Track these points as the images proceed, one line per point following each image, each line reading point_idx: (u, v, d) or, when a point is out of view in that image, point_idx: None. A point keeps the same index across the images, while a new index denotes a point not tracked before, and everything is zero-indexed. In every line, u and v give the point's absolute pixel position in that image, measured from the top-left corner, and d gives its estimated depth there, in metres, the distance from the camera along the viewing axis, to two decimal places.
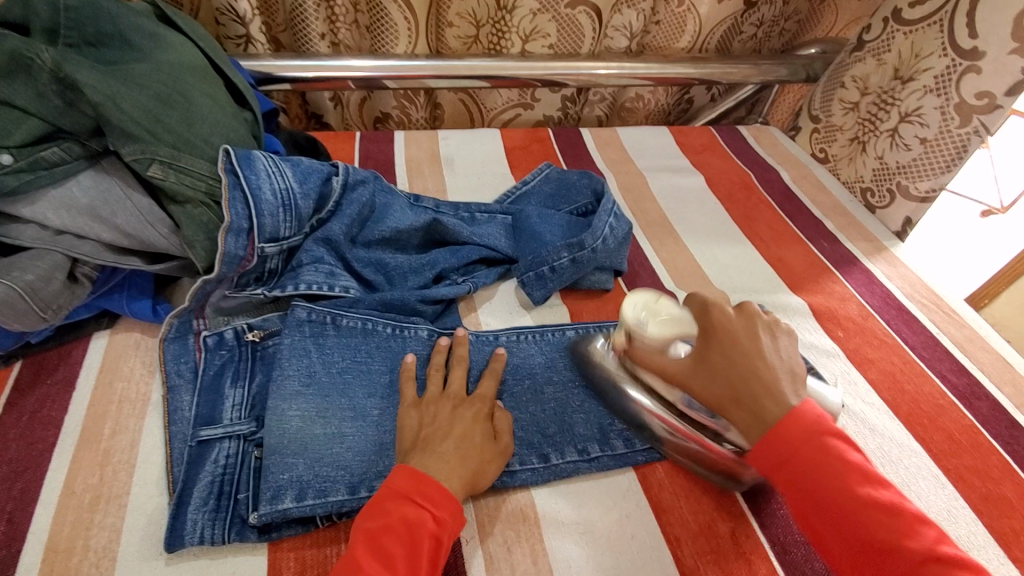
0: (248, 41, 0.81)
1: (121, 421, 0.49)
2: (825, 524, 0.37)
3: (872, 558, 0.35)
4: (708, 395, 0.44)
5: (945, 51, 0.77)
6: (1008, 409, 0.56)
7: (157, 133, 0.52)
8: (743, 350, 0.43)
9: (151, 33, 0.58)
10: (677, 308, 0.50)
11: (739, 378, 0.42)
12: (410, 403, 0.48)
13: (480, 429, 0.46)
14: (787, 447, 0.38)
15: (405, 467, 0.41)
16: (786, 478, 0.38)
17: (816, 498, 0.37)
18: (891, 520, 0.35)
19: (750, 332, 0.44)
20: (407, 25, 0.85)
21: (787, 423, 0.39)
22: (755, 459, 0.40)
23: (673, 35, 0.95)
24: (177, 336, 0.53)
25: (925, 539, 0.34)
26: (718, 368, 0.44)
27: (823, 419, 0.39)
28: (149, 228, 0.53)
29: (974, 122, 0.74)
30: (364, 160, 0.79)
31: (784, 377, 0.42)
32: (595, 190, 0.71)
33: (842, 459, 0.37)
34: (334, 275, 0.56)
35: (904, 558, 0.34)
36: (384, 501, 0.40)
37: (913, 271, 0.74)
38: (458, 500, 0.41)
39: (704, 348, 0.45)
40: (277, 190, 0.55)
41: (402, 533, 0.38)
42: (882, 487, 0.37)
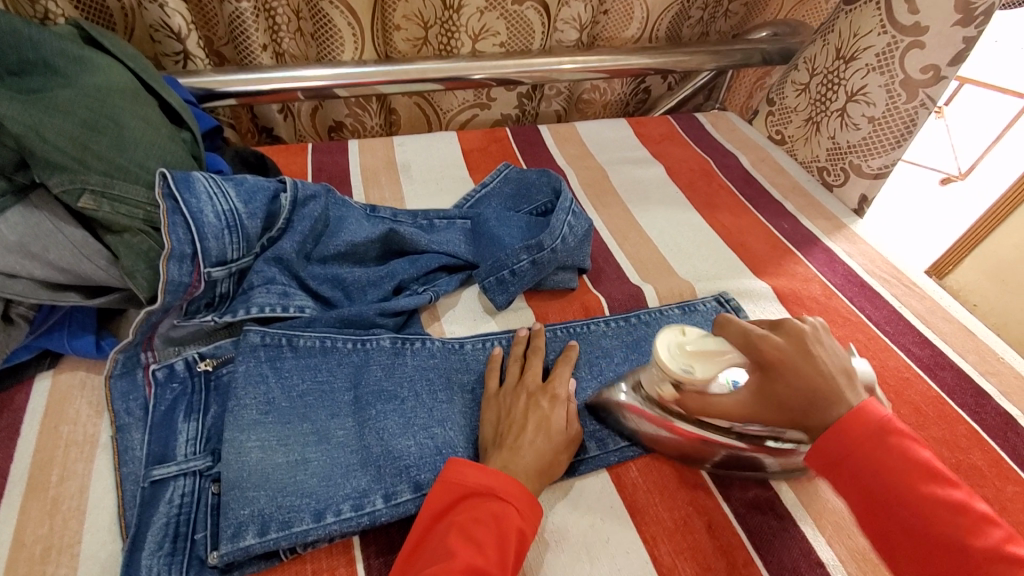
0: (186, 57, 0.78)
1: (69, 465, 0.47)
2: (888, 523, 0.36)
3: (936, 558, 0.34)
4: (779, 423, 0.41)
5: (884, 28, 0.78)
6: (973, 377, 0.57)
7: (86, 161, 0.49)
8: (806, 378, 0.40)
9: (76, 56, 0.55)
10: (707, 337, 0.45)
11: (810, 409, 0.39)
12: (490, 395, 0.51)
13: (557, 420, 0.48)
14: (849, 444, 0.38)
15: (476, 461, 0.43)
16: (847, 476, 0.38)
17: (877, 495, 0.36)
18: (957, 519, 0.34)
19: (803, 351, 0.41)
20: (352, 31, 0.83)
21: (852, 419, 0.38)
22: (813, 459, 0.39)
23: (623, 24, 0.94)
24: (124, 372, 0.51)
25: (993, 540, 0.34)
26: (787, 401, 0.40)
27: (890, 415, 0.38)
28: (85, 261, 0.50)
29: (920, 95, 0.74)
30: (318, 172, 0.77)
31: (847, 387, 0.40)
32: (554, 188, 0.70)
33: (909, 456, 0.37)
34: (288, 295, 0.54)
35: (973, 557, 0.33)
36: (466, 498, 0.41)
37: (873, 247, 0.75)
38: (536, 494, 0.43)
39: (765, 381, 0.42)
40: (220, 212, 0.52)
41: (492, 524, 0.39)
42: (950, 485, 0.36)
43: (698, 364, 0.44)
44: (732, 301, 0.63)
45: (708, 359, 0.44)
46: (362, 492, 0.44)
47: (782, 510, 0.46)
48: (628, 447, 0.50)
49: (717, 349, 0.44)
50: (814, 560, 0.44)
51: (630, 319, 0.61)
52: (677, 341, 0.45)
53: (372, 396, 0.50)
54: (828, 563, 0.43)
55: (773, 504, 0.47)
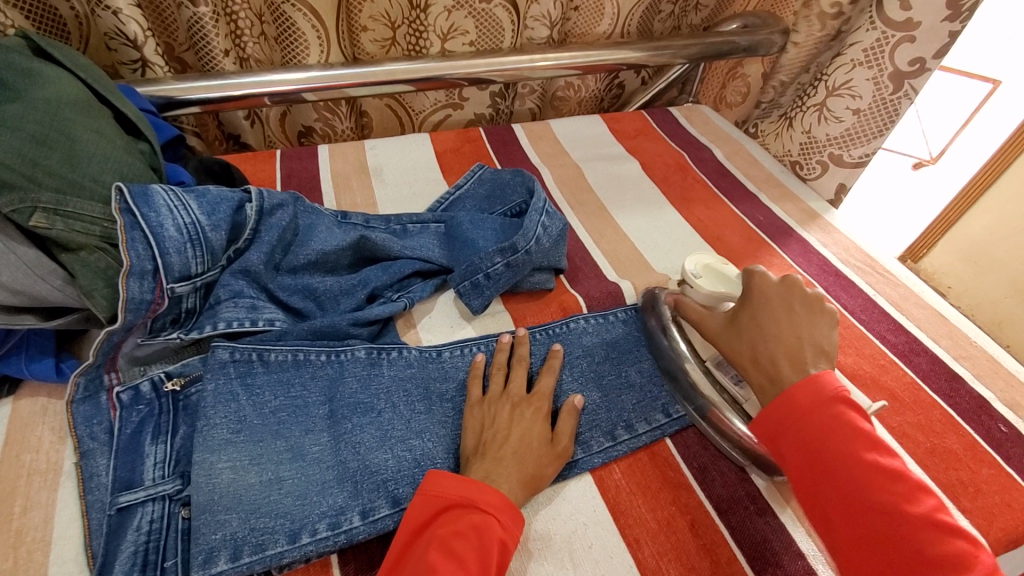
0: (144, 65, 0.75)
1: (32, 496, 0.45)
2: (824, 488, 0.37)
3: (865, 521, 0.36)
4: (730, 351, 0.49)
5: (874, 24, 0.77)
6: (947, 361, 0.58)
7: (37, 178, 0.47)
8: (773, 321, 0.47)
9: (24, 69, 0.52)
10: (728, 275, 0.56)
11: (757, 337, 0.46)
12: (472, 402, 0.50)
13: (537, 429, 0.47)
14: (795, 410, 0.40)
15: (455, 472, 0.42)
16: (789, 443, 0.40)
17: (814, 461, 0.38)
18: (890, 485, 0.36)
19: (786, 303, 0.48)
20: (317, 35, 0.81)
21: (802, 389, 0.40)
22: (759, 425, 0.42)
23: (593, 19, 0.94)
24: (86, 396, 0.49)
25: (924, 506, 0.35)
26: (744, 329, 0.48)
27: (841, 390, 0.40)
28: (39, 282, 0.47)
29: (904, 86, 0.75)
30: (287, 179, 0.75)
31: (809, 351, 0.44)
32: (527, 188, 0.69)
33: (851, 426, 0.38)
34: (256, 308, 0.53)
35: (903, 519, 0.35)
36: (449, 511, 0.40)
37: (847, 235, 0.75)
38: (517, 505, 0.42)
39: (739, 312, 0.50)
40: (182, 225, 0.51)
41: (473, 538, 0.38)
42: (891, 457, 0.37)
43: (705, 280, 0.57)
44: None
45: (715, 282, 0.56)
46: (339, 510, 0.43)
47: (763, 503, 0.47)
48: (612, 448, 0.50)
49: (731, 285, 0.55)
50: (795, 552, 0.44)
51: (608, 318, 0.60)
52: (704, 263, 0.58)
53: (348, 409, 0.49)
54: (809, 554, 0.44)
55: (754, 498, 0.47)
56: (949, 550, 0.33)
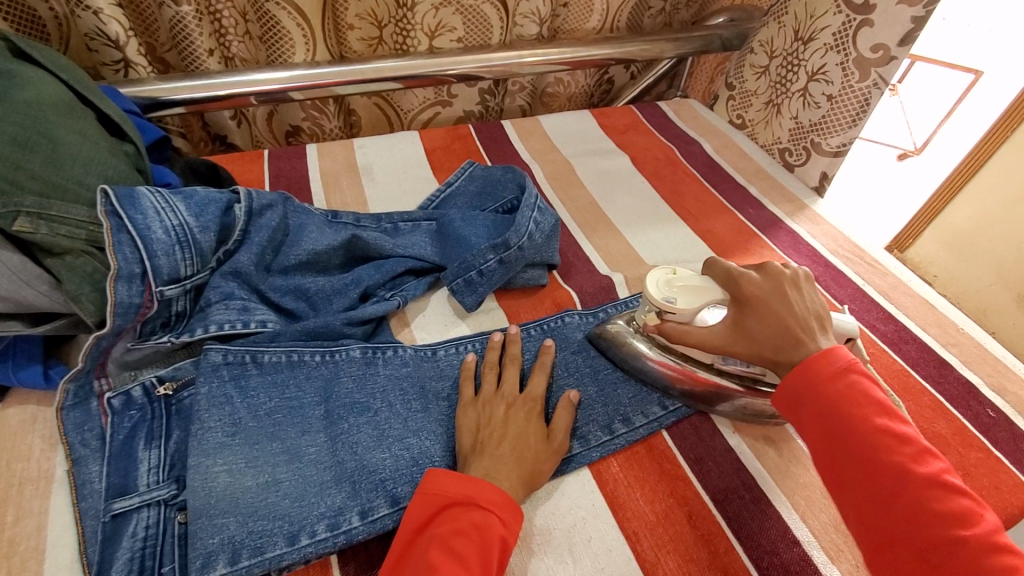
0: (127, 66, 0.74)
1: (23, 504, 0.44)
2: (837, 451, 0.39)
3: (879, 482, 0.37)
4: (752, 357, 0.47)
5: (839, 8, 0.78)
6: (935, 348, 0.59)
7: (20, 182, 0.46)
8: (779, 314, 0.45)
9: (3, 70, 0.51)
10: (694, 276, 0.52)
11: (780, 342, 0.44)
12: (467, 401, 0.50)
13: (533, 426, 0.48)
14: (813, 379, 0.41)
15: (454, 469, 0.42)
16: (806, 409, 0.41)
17: (830, 426, 0.39)
18: (902, 448, 0.37)
19: (778, 290, 0.47)
20: (303, 33, 0.80)
21: (818, 359, 0.42)
22: (780, 394, 0.43)
23: (583, 16, 0.94)
24: (76, 403, 0.48)
25: (933, 468, 0.36)
26: (759, 335, 0.46)
27: (854, 360, 0.41)
28: (25, 287, 0.46)
29: (872, 74, 0.76)
30: (276, 179, 0.74)
31: (818, 329, 0.45)
32: (519, 184, 0.69)
33: (865, 393, 0.40)
34: (248, 310, 0.52)
35: (913, 479, 0.36)
36: (449, 508, 0.40)
37: (835, 226, 0.76)
38: (517, 501, 0.42)
39: (741, 316, 0.48)
40: (169, 227, 0.50)
41: (474, 535, 0.38)
42: (901, 422, 0.39)
43: (682, 299, 0.51)
44: None
45: (694, 295, 0.50)
46: (337, 511, 0.43)
47: (759, 492, 0.47)
48: (609, 441, 0.50)
49: (704, 286, 0.51)
50: (791, 539, 0.44)
51: (601, 312, 0.61)
52: (666, 277, 0.52)
53: (344, 409, 0.49)
54: (804, 541, 0.44)
55: (750, 487, 0.47)
56: (957, 509, 0.34)
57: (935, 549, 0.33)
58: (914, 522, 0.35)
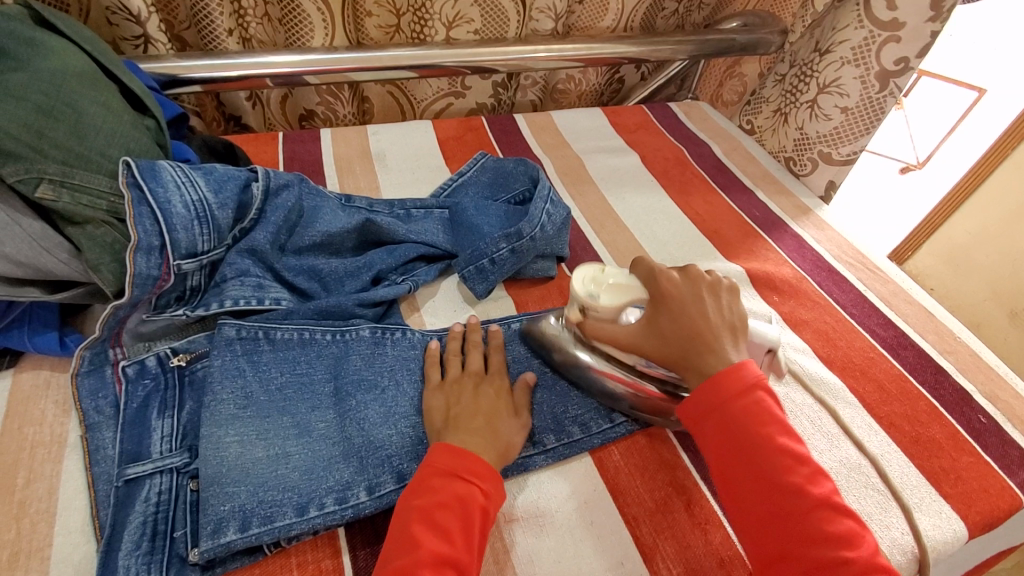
0: (147, 41, 0.75)
1: (35, 467, 0.45)
2: (741, 466, 0.41)
3: (775, 500, 0.39)
4: (657, 355, 0.48)
5: (861, 22, 0.79)
6: (932, 355, 0.60)
7: (43, 149, 0.47)
8: (690, 316, 0.48)
9: (27, 38, 0.52)
10: (623, 276, 0.52)
11: (688, 339, 0.47)
12: (433, 386, 0.50)
13: (504, 403, 0.48)
14: (723, 395, 0.43)
15: (443, 444, 0.43)
16: (710, 425, 0.43)
17: (733, 443, 0.42)
18: (799, 469, 0.40)
19: (695, 294, 0.49)
20: (322, 17, 0.81)
21: (727, 374, 0.44)
22: (687, 406, 0.45)
23: (596, 14, 0.95)
24: (91, 369, 0.49)
25: (825, 489, 0.40)
26: (667, 332, 0.48)
27: (760, 378, 0.44)
28: (45, 255, 0.47)
29: (890, 84, 0.77)
30: (290, 161, 0.75)
31: (728, 339, 0.47)
32: (531, 176, 0.70)
33: (767, 412, 0.42)
34: (263, 287, 0.53)
35: (808, 500, 0.39)
36: (431, 479, 0.41)
37: (839, 232, 0.77)
38: (497, 470, 0.43)
39: (655, 313, 0.49)
40: (189, 202, 0.51)
41: (456, 507, 0.40)
42: (798, 442, 0.42)
43: (604, 295, 0.50)
44: None
45: (618, 293, 0.50)
46: (345, 485, 0.44)
47: None
48: (609, 429, 0.51)
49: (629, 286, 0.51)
50: None
51: None
52: (591, 274, 0.52)
53: (352, 386, 0.50)
54: None
55: None
56: (842, 529, 0.38)
57: (821, 568, 0.36)
58: (805, 541, 0.37)
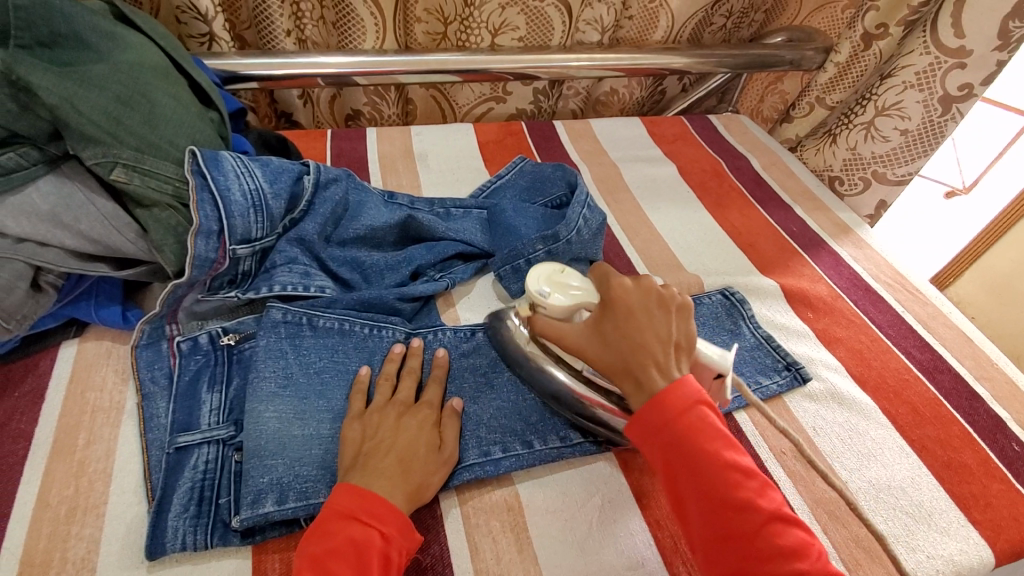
0: (212, 39, 0.79)
1: (94, 430, 0.48)
2: (693, 486, 0.38)
3: (725, 521, 0.37)
4: (599, 363, 0.45)
5: (928, 49, 0.79)
6: (969, 381, 0.59)
7: (119, 135, 0.50)
8: (638, 326, 0.44)
9: (107, 33, 0.55)
10: (581, 280, 0.50)
11: (631, 351, 0.43)
12: (354, 415, 0.47)
13: (424, 438, 0.46)
14: (664, 414, 0.40)
15: (345, 485, 0.40)
16: (657, 445, 0.40)
17: (682, 463, 0.39)
18: (749, 483, 0.38)
19: (645, 304, 0.45)
20: (374, 19, 0.84)
21: (668, 393, 0.40)
22: (634, 425, 0.41)
23: (647, 28, 0.96)
24: (149, 343, 0.53)
25: (774, 501, 0.38)
26: (612, 341, 0.44)
27: (699, 390, 0.41)
28: (115, 233, 0.51)
29: (954, 109, 0.79)
30: (337, 158, 0.78)
31: (673, 357, 0.43)
32: (569, 182, 0.72)
33: (711, 426, 0.40)
34: (309, 275, 0.56)
35: (760, 517, 0.37)
36: (326, 523, 0.39)
37: (879, 252, 0.76)
38: (406, 513, 0.41)
39: (603, 320, 0.45)
40: (247, 191, 0.54)
41: (351, 556, 0.37)
42: (742, 454, 0.40)
43: (556, 295, 0.49)
44: (736, 295, 0.65)
45: (572, 295, 0.48)
46: None
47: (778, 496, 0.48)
48: None
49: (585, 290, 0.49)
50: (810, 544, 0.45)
51: None
52: (548, 272, 0.50)
53: None
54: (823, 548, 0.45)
55: None
56: (794, 542, 0.36)
57: None
58: (761, 561, 0.36)
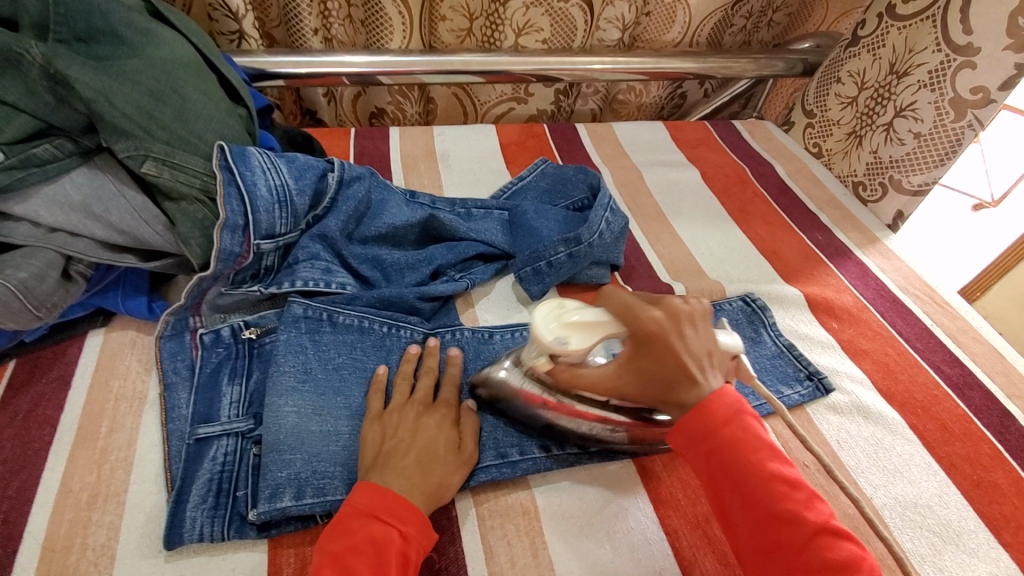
0: (241, 37, 0.81)
1: (117, 419, 0.49)
2: (737, 497, 0.38)
3: (771, 533, 0.36)
4: (639, 396, 0.43)
5: (939, 46, 0.77)
6: (1000, 398, 0.57)
7: (151, 130, 0.51)
8: (675, 357, 0.41)
9: (142, 28, 0.56)
10: (588, 310, 0.46)
11: (671, 385, 0.41)
12: (372, 415, 0.47)
13: (443, 438, 0.45)
14: (707, 424, 0.40)
15: (366, 483, 0.40)
16: (700, 454, 0.40)
17: (725, 473, 0.39)
18: (795, 495, 0.37)
19: (676, 329, 0.42)
20: (402, 19, 0.85)
21: (711, 404, 0.40)
22: (675, 434, 0.41)
23: (663, 27, 0.95)
24: (173, 334, 0.53)
25: (823, 514, 0.37)
26: (649, 376, 0.42)
27: (743, 400, 0.41)
28: (144, 226, 0.52)
29: (968, 115, 0.75)
30: (360, 156, 0.79)
31: (710, 373, 0.42)
32: (591, 185, 0.71)
33: (754, 436, 0.39)
34: (331, 271, 0.56)
35: (806, 530, 0.36)
36: (349, 519, 0.39)
37: (907, 263, 0.74)
38: (426, 514, 0.40)
39: (636, 355, 0.43)
40: (272, 186, 0.55)
41: (371, 553, 0.37)
42: (789, 465, 0.39)
43: (574, 340, 0.45)
44: (759, 303, 0.64)
45: (587, 333, 0.45)
46: None
47: None
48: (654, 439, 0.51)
49: (596, 321, 0.45)
50: None
51: None
52: (554, 314, 0.47)
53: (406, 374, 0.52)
54: None
55: None
56: (846, 557, 0.35)
57: None
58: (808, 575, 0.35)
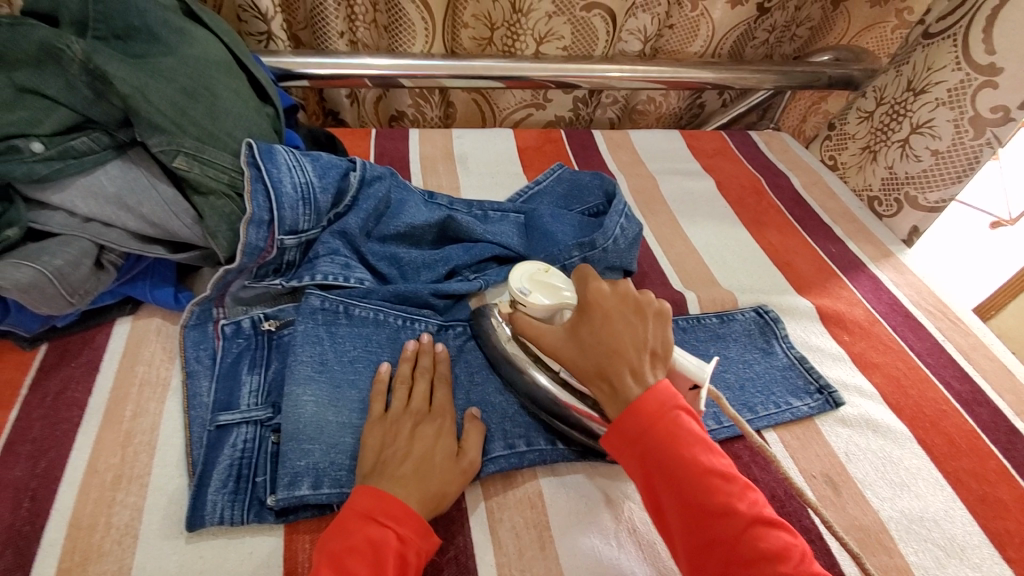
0: (269, 38, 0.83)
1: (141, 403, 0.51)
2: (675, 493, 0.38)
3: (707, 527, 0.37)
4: (575, 366, 0.45)
5: (959, 65, 0.78)
6: (1009, 415, 0.57)
7: (183, 125, 0.53)
8: (613, 331, 0.44)
9: (177, 28, 0.58)
10: (561, 279, 0.52)
11: (608, 356, 0.43)
12: (373, 419, 0.47)
13: (441, 446, 0.46)
14: (641, 422, 0.40)
15: (365, 487, 0.41)
16: (637, 453, 0.40)
17: (660, 470, 0.39)
18: (728, 487, 0.38)
19: (622, 312, 0.46)
20: (424, 25, 0.87)
21: (643, 399, 0.41)
22: (612, 435, 0.42)
23: (686, 39, 0.96)
24: (197, 323, 0.55)
25: (754, 504, 0.38)
26: (587, 344, 0.45)
27: (675, 394, 0.42)
28: (174, 218, 0.54)
29: (987, 134, 0.75)
30: (380, 156, 0.81)
31: (647, 360, 0.43)
32: (606, 191, 0.72)
33: (687, 431, 0.40)
34: (350, 267, 0.58)
35: (739, 521, 0.36)
36: (346, 521, 0.40)
37: (920, 278, 0.74)
38: (424, 519, 0.41)
39: (580, 322, 0.46)
40: (297, 183, 0.56)
41: (368, 554, 0.38)
42: (720, 457, 0.40)
43: (536, 296, 0.50)
44: (770, 313, 0.64)
45: (549, 293, 0.50)
46: None
47: (810, 522, 0.48)
48: None
49: (564, 289, 0.51)
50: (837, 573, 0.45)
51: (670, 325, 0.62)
52: (530, 273, 0.52)
53: None
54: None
55: (801, 516, 0.48)
56: (777, 544, 0.36)
57: None
58: (743, 565, 0.35)
